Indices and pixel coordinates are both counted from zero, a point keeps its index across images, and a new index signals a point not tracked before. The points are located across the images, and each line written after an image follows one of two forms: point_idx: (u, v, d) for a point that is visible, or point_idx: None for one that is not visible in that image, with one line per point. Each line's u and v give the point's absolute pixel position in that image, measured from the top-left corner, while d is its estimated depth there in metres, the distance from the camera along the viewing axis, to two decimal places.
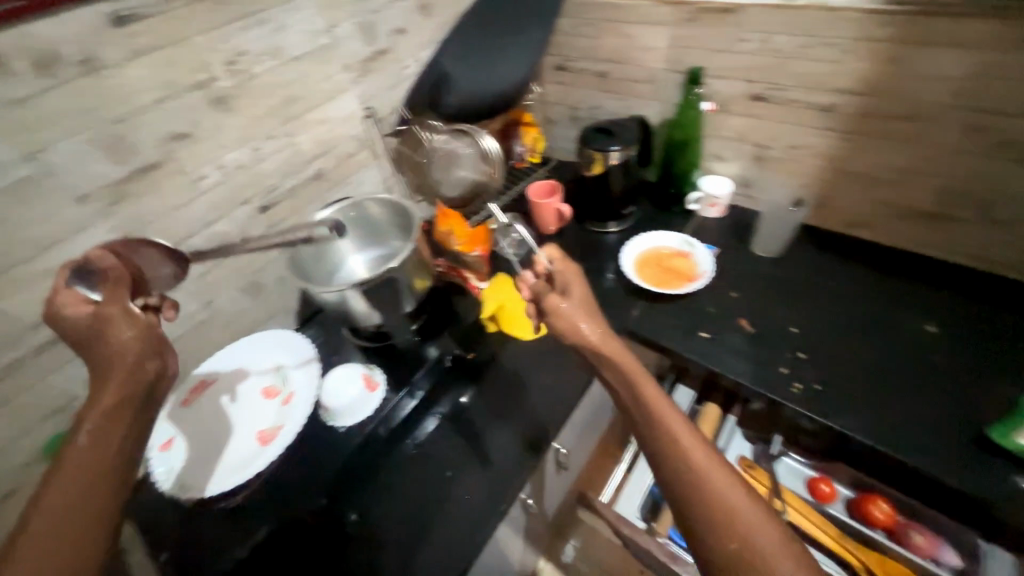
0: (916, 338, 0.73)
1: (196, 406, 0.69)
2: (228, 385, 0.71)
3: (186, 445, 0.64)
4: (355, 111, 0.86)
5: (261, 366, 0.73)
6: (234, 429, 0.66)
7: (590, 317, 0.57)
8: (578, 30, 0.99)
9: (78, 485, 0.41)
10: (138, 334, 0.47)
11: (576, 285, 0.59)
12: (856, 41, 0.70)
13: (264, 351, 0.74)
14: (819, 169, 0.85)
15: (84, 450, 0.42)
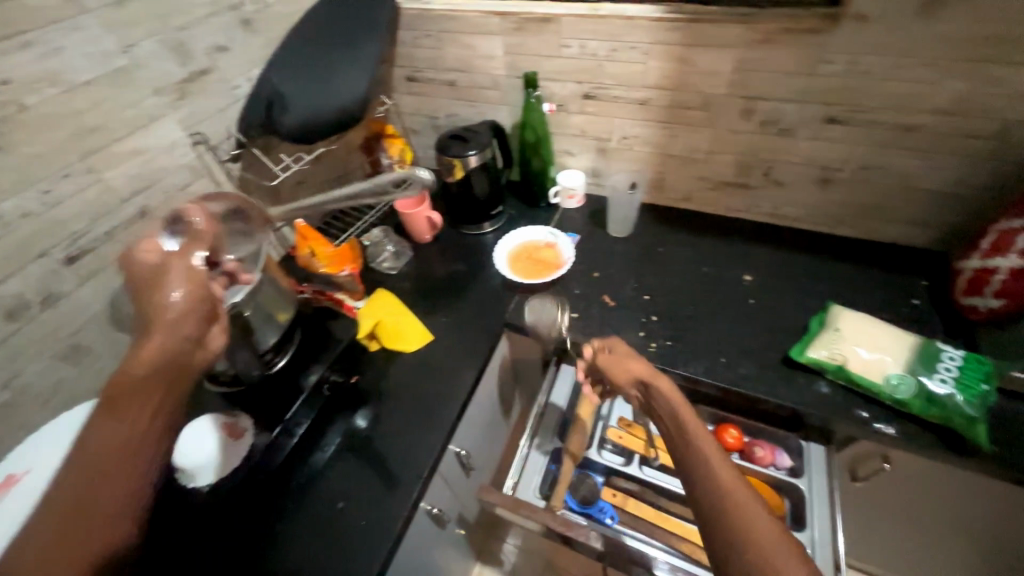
0: (737, 287, 0.87)
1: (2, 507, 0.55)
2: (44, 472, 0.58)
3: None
4: (179, 138, 0.77)
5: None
6: None
7: (637, 362, 0.65)
8: (419, 42, 1.00)
9: (108, 465, 0.41)
10: (185, 308, 0.42)
11: (619, 347, 0.69)
12: (651, 44, 0.82)
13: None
14: (648, 155, 0.97)
15: (112, 430, 0.41)
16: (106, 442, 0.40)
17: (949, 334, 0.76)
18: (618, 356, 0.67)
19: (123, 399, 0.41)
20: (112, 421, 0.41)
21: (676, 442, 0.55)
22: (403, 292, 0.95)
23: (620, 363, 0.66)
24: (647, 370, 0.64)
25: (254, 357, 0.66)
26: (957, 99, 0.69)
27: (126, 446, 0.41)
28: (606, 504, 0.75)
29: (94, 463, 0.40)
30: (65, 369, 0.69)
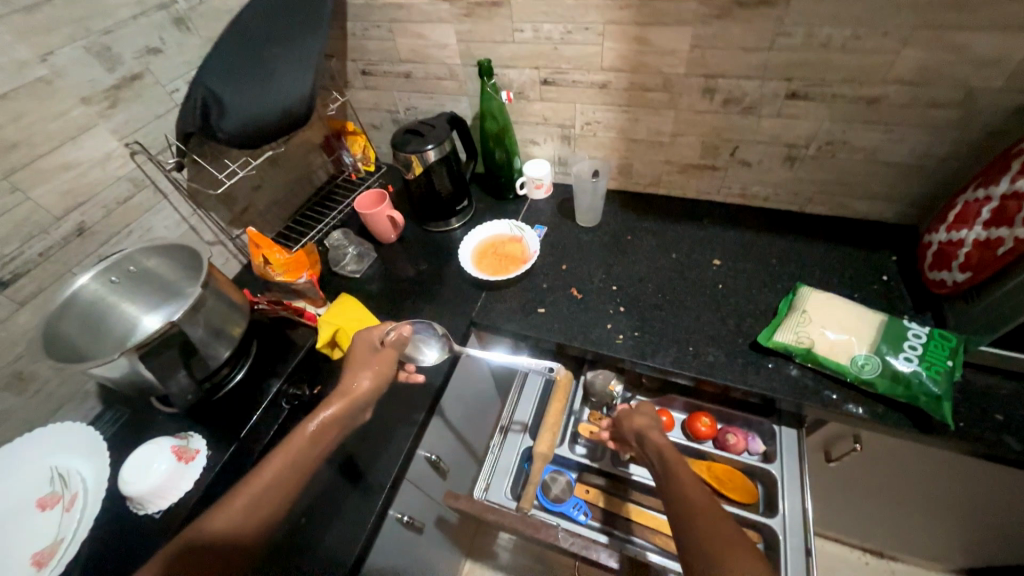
0: (706, 272, 0.86)
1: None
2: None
3: None
4: (115, 149, 0.73)
5: (28, 476, 0.60)
6: None
7: (644, 416, 0.68)
8: (369, 33, 0.95)
9: (291, 468, 0.56)
10: (370, 389, 0.64)
11: (647, 408, 0.70)
12: (606, 25, 0.78)
13: (35, 457, 0.63)
14: (614, 141, 0.95)
15: (303, 443, 0.58)
16: (298, 450, 0.57)
17: (918, 309, 0.75)
18: (636, 413, 0.69)
19: (316, 426, 0.59)
20: (311, 439, 0.58)
21: (665, 480, 0.57)
22: (369, 294, 0.92)
23: (637, 415, 0.68)
24: (646, 423, 0.66)
25: (192, 384, 0.65)
26: (920, 68, 0.67)
27: (309, 459, 0.57)
28: (579, 500, 0.75)
29: (285, 464, 0.56)
30: (7, 399, 0.66)
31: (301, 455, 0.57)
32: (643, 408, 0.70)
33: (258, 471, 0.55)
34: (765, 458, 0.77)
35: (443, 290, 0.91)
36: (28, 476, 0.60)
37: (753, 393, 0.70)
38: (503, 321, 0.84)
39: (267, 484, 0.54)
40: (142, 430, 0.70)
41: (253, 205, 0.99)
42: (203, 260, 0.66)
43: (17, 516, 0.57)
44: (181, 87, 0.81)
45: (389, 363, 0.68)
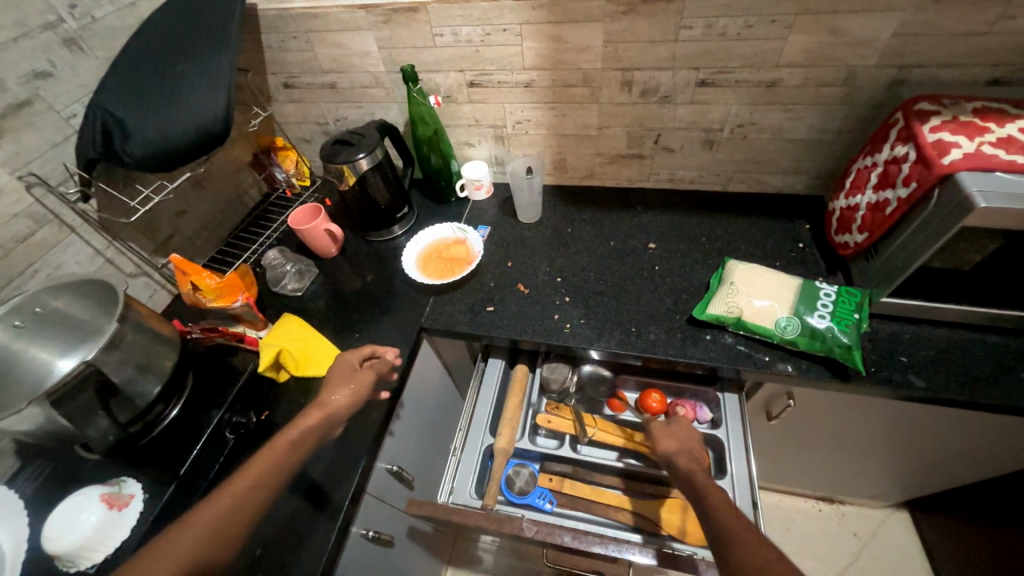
0: (644, 256, 0.90)
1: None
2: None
3: None
4: (6, 183, 0.67)
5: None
6: None
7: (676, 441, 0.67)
8: (286, 45, 0.92)
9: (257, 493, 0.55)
10: (340, 405, 0.65)
11: (679, 424, 0.70)
12: (523, 26, 0.80)
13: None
14: (546, 137, 0.97)
15: (267, 463, 0.57)
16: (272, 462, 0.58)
17: (830, 271, 0.82)
18: (668, 433, 0.68)
19: (291, 438, 0.60)
20: (289, 448, 0.59)
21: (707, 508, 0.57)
22: (314, 311, 0.90)
23: (669, 439, 0.67)
24: (682, 449, 0.66)
25: (113, 426, 0.60)
26: (806, 51, 0.73)
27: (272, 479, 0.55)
28: (543, 490, 0.75)
29: None
30: None
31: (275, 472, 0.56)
32: (676, 428, 0.69)
33: (222, 489, 0.54)
34: (713, 424, 0.81)
35: (391, 299, 0.90)
36: None
37: (695, 365, 0.74)
38: (453, 323, 0.84)
39: (239, 499, 0.53)
40: (68, 482, 0.64)
41: (179, 231, 0.94)
42: (123, 300, 0.61)
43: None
44: (80, 112, 0.76)
45: (362, 383, 0.68)
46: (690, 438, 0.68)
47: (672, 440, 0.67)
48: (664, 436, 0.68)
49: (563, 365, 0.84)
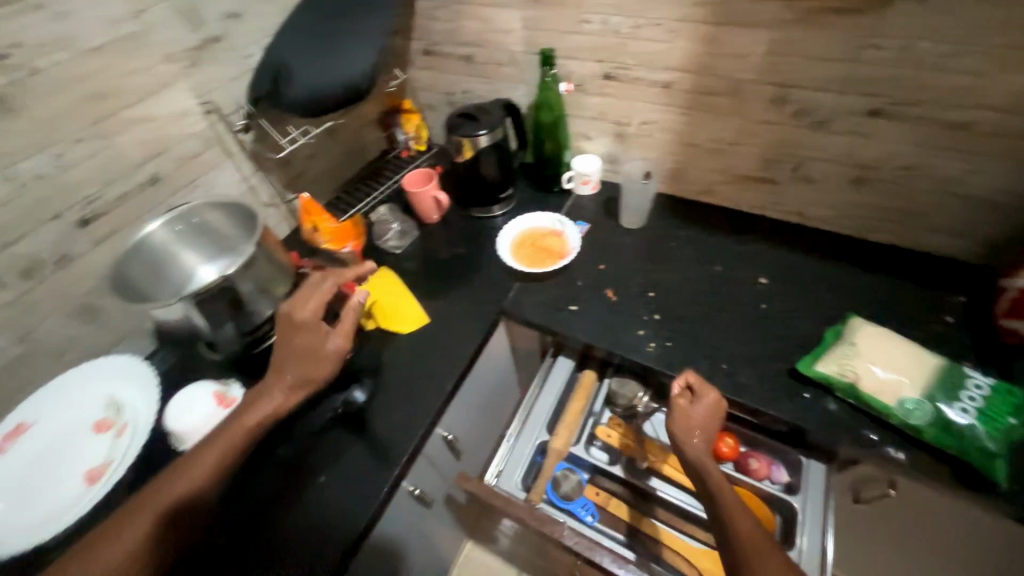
0: (751, 290, 0.82)
1: (9, 456, 0.60)
2: (48, 424, 0.63)
3: None
4: (190, 106, 0.78)
5: (92, 398, 0.66)
6: (56, 472, 0.59)
7: (703, 433, 0.64)
8: (436, 13, 0.96)
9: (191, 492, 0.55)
10: (308, 373, 0.64)
11: (710, 407, 0.65)
12: (677, 22, 0.75)
13: (100, 382, 0.67)
14: (669, 143, 0.92)
15: (203, 455, 0.57)
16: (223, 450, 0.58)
17: (980, 357, 0.69)
18: (688, 419, 0.64)
19: (261, 416, 0.61)
20: (244, 435, 0.59)
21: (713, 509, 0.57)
22: (406, 271, 0.95)
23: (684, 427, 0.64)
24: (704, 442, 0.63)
25: (235, 335, 0.68)
26: (1021, 94, 0.61)
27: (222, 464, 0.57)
28: (587, 501, 0.75)
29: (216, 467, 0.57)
30: (78, 327, 0.72)
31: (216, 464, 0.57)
32: (694, 411, 0.65)
33: (180, 471, 0.56)
34: (789, 489, 0.73)
35: (479, 276, 0.92)
36: (92, 400, 0.65)
37: (787, 423, 0.67)
38: (534, 314, 0.84)
39: (181, 497, 0.54)
40: (189, 372, 0.75)
41: (308, 172, 1.03)
42: (253, 212, 0.71)
43: (81, 434, 0.62)
44: (255, 53, 0.84)
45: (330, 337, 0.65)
46: (715, 420, 0.64)
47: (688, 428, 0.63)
48: (683, 420, 0.64)
49: (633, 383, 0.79)
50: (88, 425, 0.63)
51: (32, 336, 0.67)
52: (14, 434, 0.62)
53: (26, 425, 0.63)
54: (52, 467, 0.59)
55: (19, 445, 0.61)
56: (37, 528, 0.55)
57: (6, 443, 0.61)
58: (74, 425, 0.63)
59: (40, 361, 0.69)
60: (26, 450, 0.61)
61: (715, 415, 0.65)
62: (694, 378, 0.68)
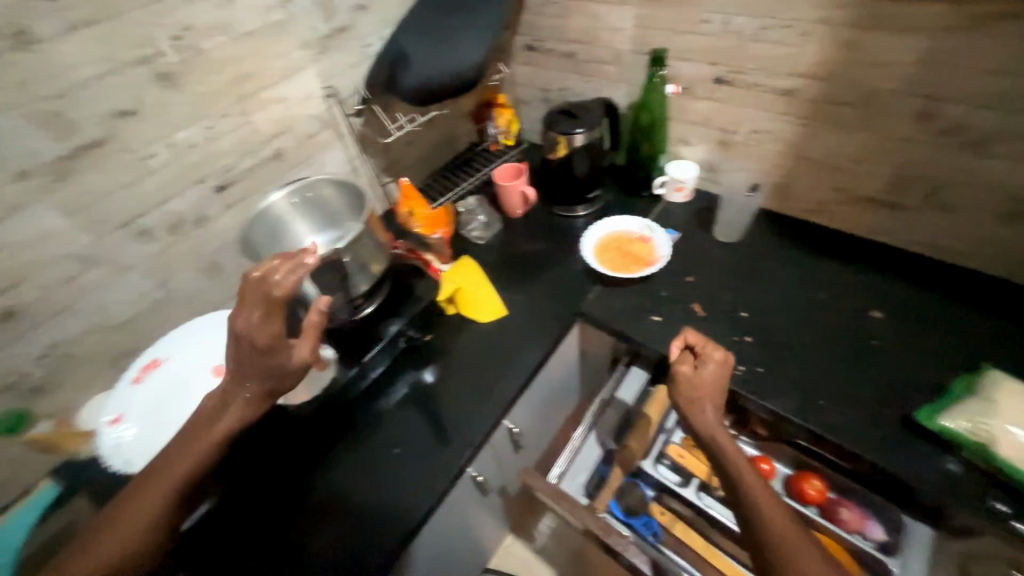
0: (860, 323, 0.75)
1: (146, 385, 0.69)
2: (177, 362, 0.71)
3: (134, 422, 0.65)
4: (315, 90, 0.84)
5: (213, 345, 0.73)
6: (183, 405, 0.67)
7: (713, 400, 0.60)
8: (545, 9, 0.96)
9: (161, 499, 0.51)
10: (276, 382, 0.52)
11: (717, 368, 0.61)
12: (811, 24, 0.69)
13: (221, 332, 0.74)
14: (779, 155, 0.85)
15: (177, 462, 0.52)
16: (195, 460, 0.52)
17: None
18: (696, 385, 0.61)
19: (228, 427, 0.52)
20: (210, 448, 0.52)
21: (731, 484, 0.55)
22: (487, 261, 0.96)
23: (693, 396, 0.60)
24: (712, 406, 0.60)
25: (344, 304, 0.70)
26: None
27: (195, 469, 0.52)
28: (651, 519, 0.72)
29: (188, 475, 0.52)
30: (205, 281, 0.81)
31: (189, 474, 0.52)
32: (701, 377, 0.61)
33: (154, 477, 0.52)
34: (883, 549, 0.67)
35: (559, 275, 0.92)
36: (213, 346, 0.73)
37: (896, 476, 0.60)
38: (613, 319, 0.82)
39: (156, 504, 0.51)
40: None
41: (405, 158, 1.08)
42: (362, 192, 0.76)
43: (203, 376, 0.69)
44: (374, 43, 0.90)
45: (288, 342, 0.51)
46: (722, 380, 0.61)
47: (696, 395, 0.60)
48: (688, 388, 0.60)
49: None
50: (209, 369, 0.70)
51: (170, 286, 0.76)
52: (151, 367, 0.71)
53: (159, 360, 0.72)
54: (178, 401, 0.67)
55: (154, 376, 0.70)
56: None
57: (145, 373, 0.70)
58: (198, 367, 0.70)
59: (172, 307, 0.78)
60: (159, 382, 0.69)
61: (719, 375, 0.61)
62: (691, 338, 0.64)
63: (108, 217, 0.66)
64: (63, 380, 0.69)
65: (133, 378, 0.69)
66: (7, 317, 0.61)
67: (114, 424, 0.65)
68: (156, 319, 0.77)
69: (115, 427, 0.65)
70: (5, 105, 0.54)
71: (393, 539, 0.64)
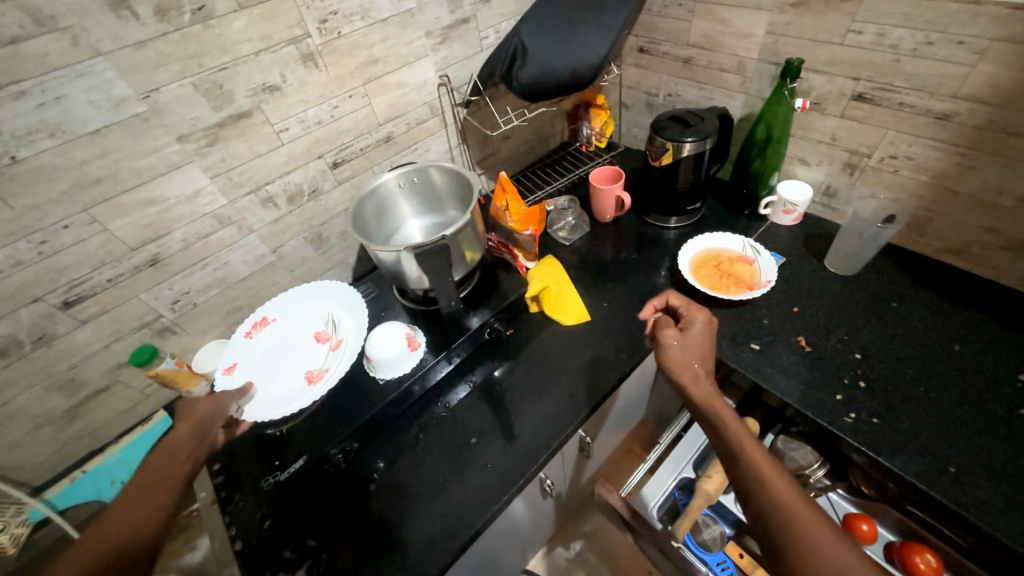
0: (1003, 385, 0.65)
1: (256, 341, 0.74)
2: (285, 326, 0.77)
3: (245, 373, 0.70)
4: (430, 78, 0.86)
5: (317, 313, 0.78)
6: (289, 365, 0.71)
7: (701, 358, 0.60)
8: (667, 11, 0.92)
9: (125, 510, 0.51)
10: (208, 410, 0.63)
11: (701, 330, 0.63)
12: (991, 42, 0.61)
13: (324, 302, 0.80)
14: (921, 185, 0.76)
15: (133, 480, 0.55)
16: (155, 471, 0.56)
17: None
18: (683, 338, 0.62)
19: (181, 436, 0.59)
20: (167, 454, 0.57)
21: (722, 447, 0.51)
22: (572, 263, 0.95)
23: (681, 349, 0.61)
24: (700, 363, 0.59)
25: (455, 289, 0.69)
26: None
27: (162, 477, 0.55)
28: (727, 559, 0.69)
29: (140, 487, 0.54)
30: (311, 250, 0.86)
31: (142, 487, 0.54)
32: (689, 334, 0.62)
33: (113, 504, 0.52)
34: None
35: (647, 286, 0.88)
36: (318, 314, 0.78)
37: None
38: None
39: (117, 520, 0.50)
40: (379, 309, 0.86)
41: (500, 152, 1.09)
42: (469, 176, 0.76)
43: (306, 340, 0.74)
44: (489, 36, 0.92)
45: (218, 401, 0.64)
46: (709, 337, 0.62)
47: (686, 349, 0.60)
48: (677, 348, 0.61)
49: (808, 447, 0.74)
50: (312, 334, 0.75)
51: (281, 251, 0.82)
52: (261, 325, 0.77)
53: (269, 320, 0.78)
54: (283, 360, 0.72)
55: (264, 334, 0.76)
56: (271, 406, 0.65)
57: (255, 330, 0.76)
58: (303, 331, 0.76)
59: (279, 271, 0.84)
60: (268, 340, 0.75)
61: (705, 334, 0.62)
62: (674, 299, 0.68)
63: (242, 182, 0.72)
64: (187, 324, 0.77)
65: (246, 333, 0.75)
66: (151, 263, 0.69)
67: (226, 372, 0.71)
68: (266, 279, 0.83)
69: (226, 375, 0.70)
70: (177, 73, 0.60)
71: (460, 531, 0.62)
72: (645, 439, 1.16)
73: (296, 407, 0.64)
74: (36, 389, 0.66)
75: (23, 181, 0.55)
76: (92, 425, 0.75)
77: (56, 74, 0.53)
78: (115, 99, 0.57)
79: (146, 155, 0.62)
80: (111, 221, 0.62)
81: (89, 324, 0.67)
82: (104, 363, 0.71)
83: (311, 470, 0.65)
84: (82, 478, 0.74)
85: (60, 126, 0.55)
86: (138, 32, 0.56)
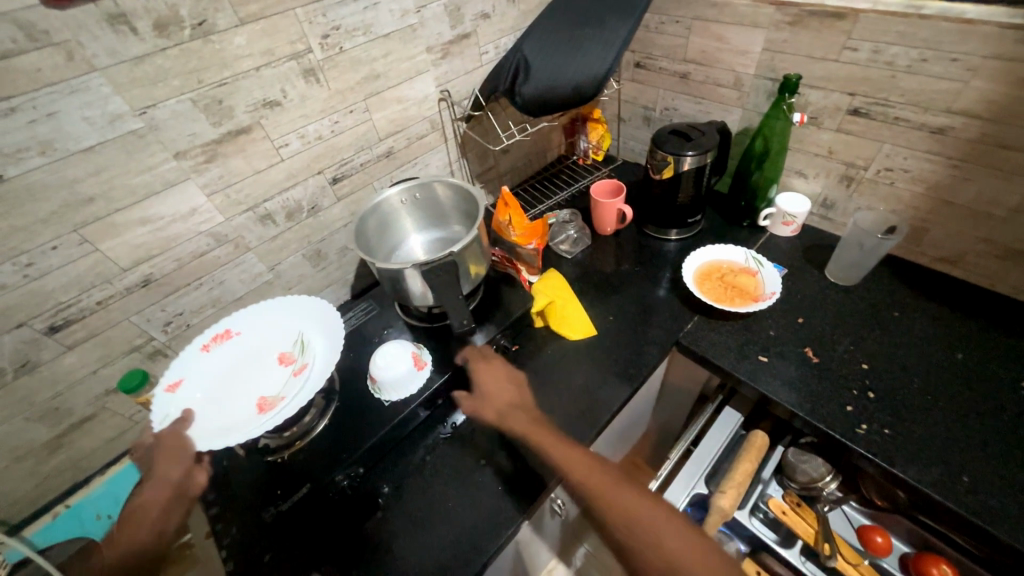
0: (1007, 393, 0.66)
1: (215, 356, 0.68)
2: (249, 342, 0.70)
3: (190, 392, 0.63)
4: (431, 94, 0.86)
5: (285, 331, 0.71)
6: (249, 389, 0.64)
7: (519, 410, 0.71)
8: (664, 28, 0.94)
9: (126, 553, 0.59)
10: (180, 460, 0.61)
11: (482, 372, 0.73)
12: (982, 59, 0.62)
13: (293, 319, 0.72)
14: (916, 197, 0.78)
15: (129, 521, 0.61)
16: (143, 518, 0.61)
17: None
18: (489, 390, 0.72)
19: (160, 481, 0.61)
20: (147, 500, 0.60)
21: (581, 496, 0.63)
22: (575, 276, 0.95)
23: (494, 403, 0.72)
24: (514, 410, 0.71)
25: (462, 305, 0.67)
26: None
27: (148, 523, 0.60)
28: None
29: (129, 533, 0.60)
30: (309, 267, 0.84)
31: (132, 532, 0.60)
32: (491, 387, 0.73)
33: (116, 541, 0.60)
34: None
35: (651, 300, 0.88)
36: (287, 332, 0.71)
37: None
38: (713, 353, 0.77)
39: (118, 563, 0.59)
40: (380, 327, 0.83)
41: (499, 165, 1.08)
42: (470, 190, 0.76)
43: (271, 362, 0.67)
44: (489, 51, 0.92)
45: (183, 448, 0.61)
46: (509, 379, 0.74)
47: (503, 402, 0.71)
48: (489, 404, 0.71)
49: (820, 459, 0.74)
50: (278, 355, 0.68)
51: (279, 269, 0.80)
52: (222, 338, 0.70)
53: (230, 333, 0.71)
54: (243, 384, 0.65)
55: (223, 348, 0.69)
56: (215, 434, 0.58)
57: (214, 342, 0.69)
58: (269, 352, 0.69)
59: (277, 289, 0.81)
60: (227, 356, 0.68)
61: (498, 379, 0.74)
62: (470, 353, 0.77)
63: (239, 199, 0.70)
64: (180, 346, 0.74)
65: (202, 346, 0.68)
66: (145, 283, 0.66)
67: (169, 390, 0.64)
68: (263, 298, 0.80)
69: (170, 393, 0.63)
70: (175, 88, 0.58)
71: (471, 557, 0.60)
72: (650, 452, 1.15)
73: (239, 440, 0.56)
74: (17, 420, 0.63)
75: (8, 201, 0.52)
76: (78, 455, 0.71)
77: (50, 89, 0.50)
78: (110, 115, 0.55)
79: (140, 173, 0.59)
80: (102, 242, 0.60)
81: (76, 349, 0.64)
82: (93, 389, 0.68)
83: (316, 500, 0.62)
84: (64, 514, 0.70)
85: (52, 143, 0.52)
86: (135, 48, 0.54)
